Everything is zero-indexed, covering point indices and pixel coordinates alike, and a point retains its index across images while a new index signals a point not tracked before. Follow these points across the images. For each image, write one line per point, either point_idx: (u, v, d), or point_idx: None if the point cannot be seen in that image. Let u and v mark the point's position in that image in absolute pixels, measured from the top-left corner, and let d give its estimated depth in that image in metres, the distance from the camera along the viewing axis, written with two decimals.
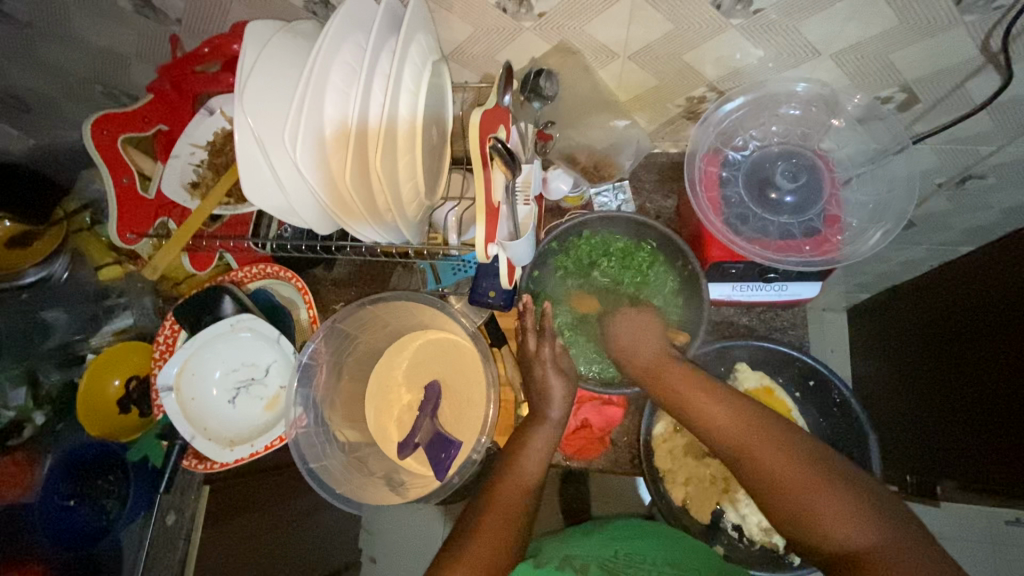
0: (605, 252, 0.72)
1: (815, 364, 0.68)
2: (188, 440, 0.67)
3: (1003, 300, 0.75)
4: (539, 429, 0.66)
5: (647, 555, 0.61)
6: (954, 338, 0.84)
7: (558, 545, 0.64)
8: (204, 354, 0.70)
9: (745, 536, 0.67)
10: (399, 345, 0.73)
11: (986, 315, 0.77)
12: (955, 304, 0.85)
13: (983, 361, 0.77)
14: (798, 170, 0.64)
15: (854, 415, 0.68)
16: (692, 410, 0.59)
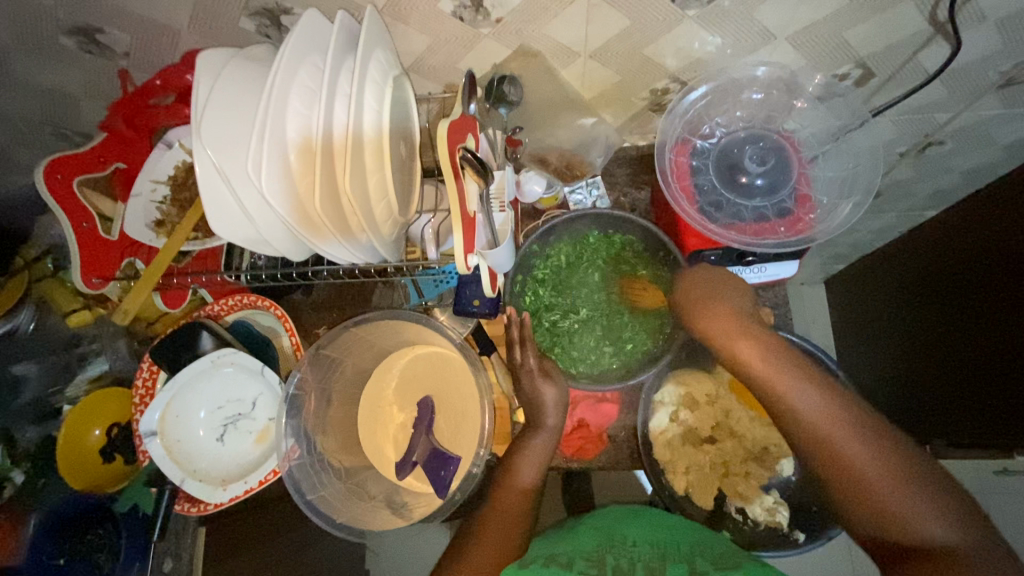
0: (582, 251, 0.73)
1: (801, 342, 0.69)
2: (178, 484, 0.65)
3: (963, 263, 0.79)
4: (534, 434, 0.66)
5: (628, 536, 0.65)
6: (921, 304, 0.88)
7: (544, 543, 0.65)
8: (188, 395, 0.67)
9: (749, 517, 0.68)
10: (387, 364, 0.71)
11: (950, 278, 0.81)
12: (920, 272, 0.89)
13: (956, 318, 0.80)
14: (765, 152, 0.65)
15: (842, 388, 0.69)
16: (752, 370, 0.55)
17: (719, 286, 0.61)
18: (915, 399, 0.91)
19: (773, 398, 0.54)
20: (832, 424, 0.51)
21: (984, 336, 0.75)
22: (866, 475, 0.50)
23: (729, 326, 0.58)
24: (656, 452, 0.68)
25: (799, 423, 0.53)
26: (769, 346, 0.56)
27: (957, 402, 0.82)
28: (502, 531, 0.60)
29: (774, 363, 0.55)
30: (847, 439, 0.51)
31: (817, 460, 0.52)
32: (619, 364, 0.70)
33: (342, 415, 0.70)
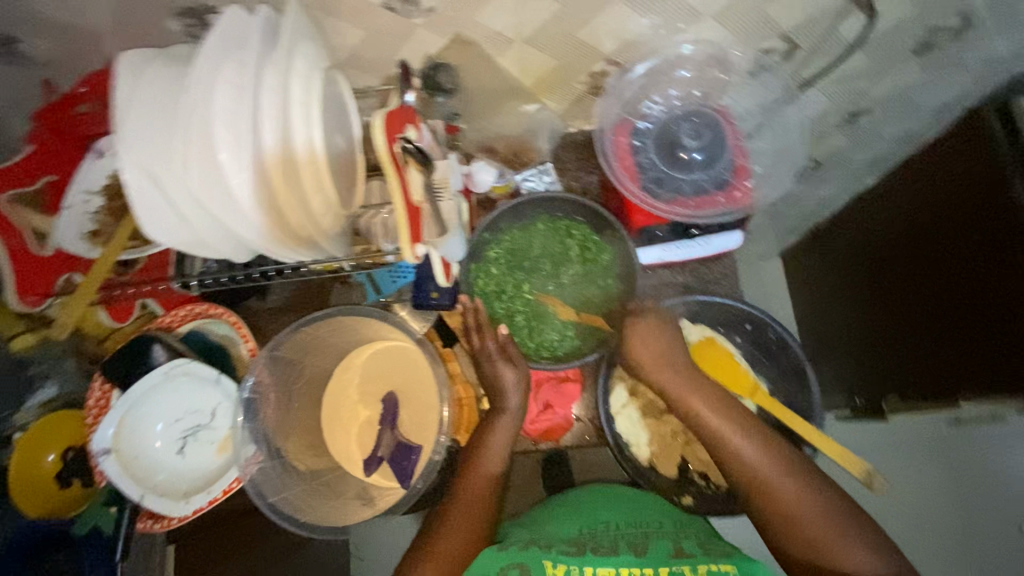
0: (534, 236, 0.73)
1: (750, 309, 0.71)
2: (137, 501, 0.63)
3: (935, 218, 0.82)
4: (495, 418, 0.67)
5: (607, 520, 0.66)
6: (887, 260, 0.92)
7: (523, 531, 0.65)
8: (143, 409, 0.66)
9: (711, 481, 0.70)
10: (347, 362, 0.71)
11: (922, 232, 0.85)
12: (887, 228, 0.93)
13: (931, 270, 0.83)
14: (699, 126, 0.65)
15: (792, 351, 0.71)
16: (708, 425, 0.64)
17: (660, 343, 0.68)
18: (879, 352, 0.96)
19: (716, 445, 0.63)
20: (764, 470, 0.61)
21: (962, 285, 0.78)
22: (799, 518, 0.58)
23: (681, 383, 0.66)
24: (617, 425, 0.71)
25: (745, 473, 0.61)
26: (716, 402, 0.65)
27: (925, 350, 0.87)
28: (468, 516, 0.62)
29: (722, 416, 0.64)
30: (781, 484, 0.60)
31: (760, 506, 0.60)
32: (579, 346, 0.71)
33: (305, 417, 0.69)
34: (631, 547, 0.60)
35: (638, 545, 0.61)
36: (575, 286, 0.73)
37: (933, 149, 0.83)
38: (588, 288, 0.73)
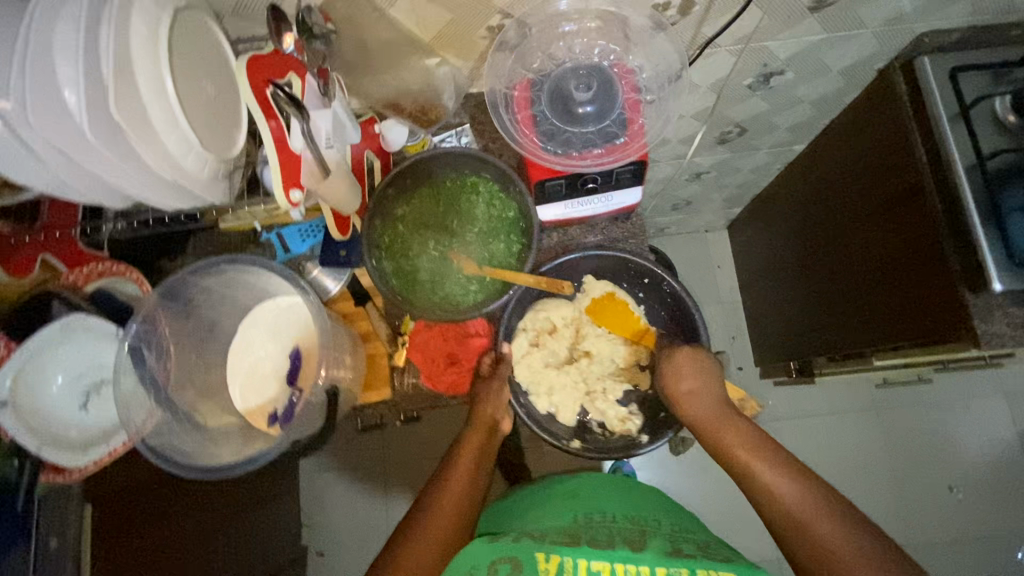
0: (439, 194, 0.74)
1: (645, 263, 0.74)
2: (34, 453, 0.63)
3: (888, 180, 0.86)
4: (476, 428, 0.72)
5: (603, 512, 0.75)
6: (853, 219, 0.97)
7: (528, 523, 0.74)
8: (42, 363, 0.66)
9: (607, 430, 0.77)
10: (251, 320, 0.70)
11: (879, 193, 0.89)
12: (849, 189, 0.97)
13: (886, 229, 0.88)
14: (589, 77, 0.66)
15: (684, 303, 0.75)
16: (750, 476, 0.64)
17: (700, 377, 0.70)
18: (847, 306, 1.02)
19: (756, 488, 0.63)
20: (808, 504, 0.60)
21: (910, 244, 0.83)
22: (841, 558, 0.55)
23: (715, 416, 0.69)
24: (518, 374, 0.76)
25: (779, 507, 0.61)
26: (762, 447, 0.66)
27: (880, 305, 0.93)
28: (453, 512, 0.64)
29: (756, 454, 0.65)
30: (825, 526, 0.58)
31: (807, 553, 0.58)
32: (476, 302, 0.72)
33: (208, 372, 0.70)
34: (627, 542, 0.67)
35: (633, 541, 0.67)
36: (480, 243, 0.73)
37: (883, 112, 0.86)
38: (493, 245, 0.73)
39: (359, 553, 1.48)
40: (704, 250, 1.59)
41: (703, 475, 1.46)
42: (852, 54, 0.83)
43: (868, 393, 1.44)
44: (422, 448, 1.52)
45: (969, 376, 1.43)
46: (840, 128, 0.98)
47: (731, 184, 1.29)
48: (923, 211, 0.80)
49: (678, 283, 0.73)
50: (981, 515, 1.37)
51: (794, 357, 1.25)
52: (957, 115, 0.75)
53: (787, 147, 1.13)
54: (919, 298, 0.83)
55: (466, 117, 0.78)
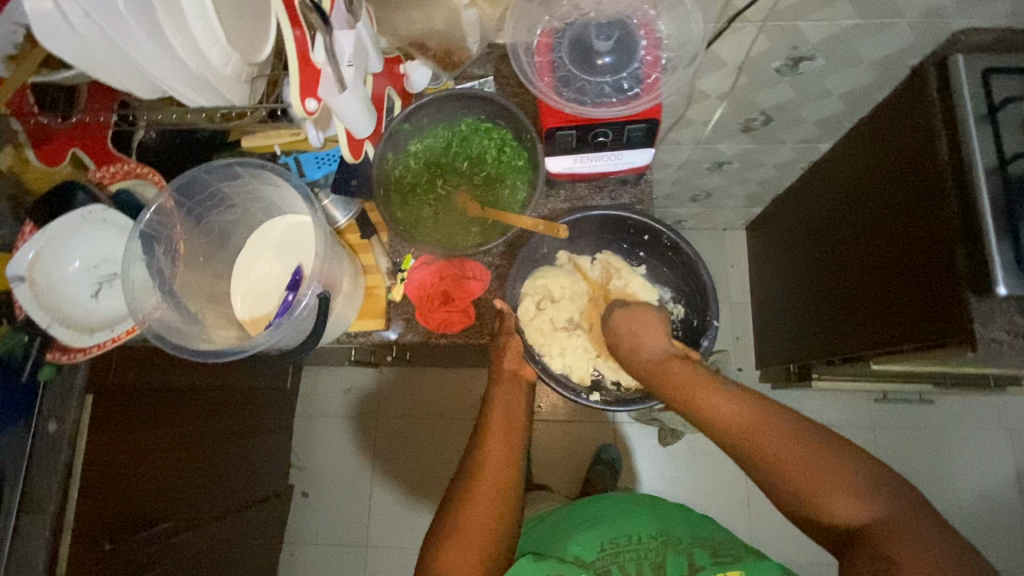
0: (454, 135, 0.76)
1: (642, 220, 0.76)
2: (45, 328, 0.68)
3: (910, 180, 0.85)
4: (502, 383, 0.73)
5: (634, 528, 0.78)
6: (869, 219, 0.95)
7: (564, 541, 0.78)
8: (61, 246, 0.70)
9: (621, 386, 0.79)
10: (262, 233, 0.74)
11: (898, 193, 0.87)
12: (869, 187, 0.96)
13: (901, 231, 0.86)
14: (610, 27, 0.67)
15: (683, 252, 0.77)
16: (701, 408, 0.66)
17: (642, 327, 0.73)
18: (853, 307, 1.01)
19: (700, 417, 0.67)
20: (755, 423, 0.64)
21: (923, 247, 0.82)
22: (794, 467, 0.61)
23: (656, 362, 0.71)
24: (530, 337, 0.76)
25: (728, 431, 0.65)
26: (707, 381, 0.68)
27: (886, 308, 0.91)
28: (497, 474, 0.68)
29: (701, 387, 0.67)
30: (768, 433, 0.63)
31: (762, 468, 0.63)
32: (477, 243, 0.73)
33: (212, 277, 0.73)
34: (652, 566, 0.72)
35: (658, 565, 0.72)
36: (490, 186, 0.76)
37: (912, 108, 0.84)
38: (501, 189, 0.75)
39: (341, 501, 1.52)
40: (719, 248, 1.57)
41: (687, 469, 1.45)
42: (886, 47, 0.82)
43: (867, 409, 1.42)
44: (415, 408, 1.54)
45: (974, 406, 1.40)
46: (867, 128, 0.96)
47: (753, 180, 1.28)
48: (940, 214, 0.78)
49: (673, 235, 0.75)
50: None
51: (794, 358, 1.25)
52: (984, 116, 0.73)
53: (812, 145, 1.12)
54: (925, 302, 0.82)
55: (490, 68, 0.80)
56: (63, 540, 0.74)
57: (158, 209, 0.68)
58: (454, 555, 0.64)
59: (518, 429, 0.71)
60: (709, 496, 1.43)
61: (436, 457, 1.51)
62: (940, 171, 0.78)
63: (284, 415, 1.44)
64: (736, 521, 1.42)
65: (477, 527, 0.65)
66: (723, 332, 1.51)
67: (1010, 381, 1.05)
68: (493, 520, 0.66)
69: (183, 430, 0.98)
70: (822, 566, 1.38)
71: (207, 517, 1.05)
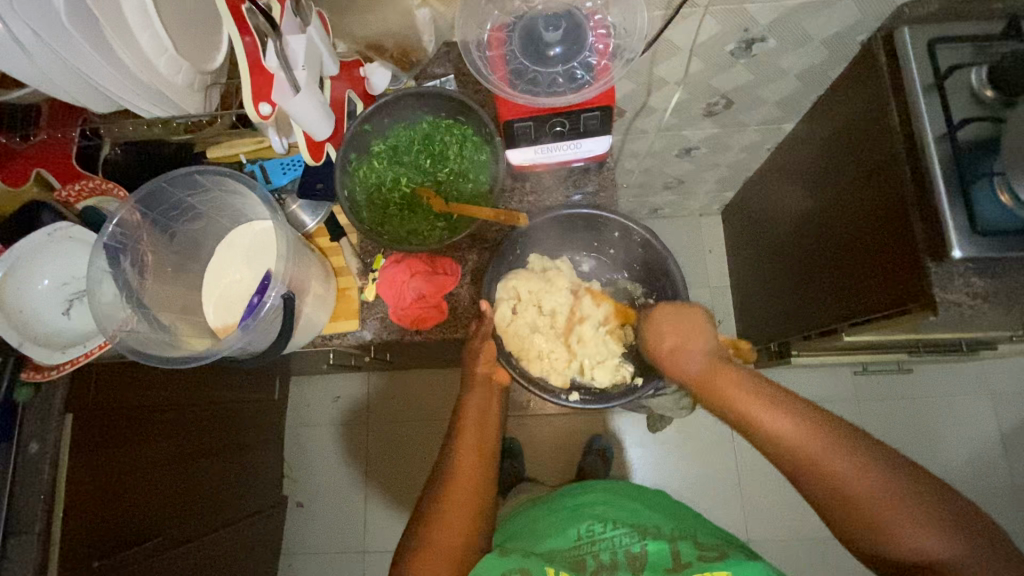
0: (415, 134, 0.77)
1: (612, 216, 0.77)
2: (15, 347, 0.68)
3: (867, 151, 0.86)
4: (476, 387, 0.75)
5: (611, 523, 0.77)
6: (833, 193, 0.97)
7: (540, 537, 0.77)
8: (28, 266, 0.71)
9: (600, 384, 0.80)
10: (229, 241, 0.74)
11: (857, 165, 0.89)
12: (830, 161, 0.97)
13: (863, 201, 0.88)
14: (558, 18, 0.68)
15: (649, 243, 0.80)
16: (758, 422, 0.63)
17: (682, 330, 0.72)
18: (825, 280, 1.02)
19: (750, 424, 0.63)
20: (825, 447, 0.59)
21: (884, 214, 0.83)
22: (858, 490, 0.57)
23: (705, 363, 0.69)
24: (505, 340, 0.77)
25: (788, 447, 0.61)
26: (760, 389, 0.65)
27: (856, 279, 0.92)
28: (473, 467, 0.69)
29: (754, 399, 0.64)
30: (841, 458, 0.58)
31: (828, 496, 0.58)
32: (444, 237, 0.74)
33: (184, 287, 0.74)
34: (627, 554, 0.71)
35: (633, 552, 0.71)
36: (453, 182, 0.77)
37: (864, 81, 0.86)
38: (465, 184, 0.77)
39: (335, 509, 1.52)
40: (695, 233, 1.59)
41: (678, 454, 1.47)
42: (835, 23, 0.84)
43: (850, 383, 1.44)
44: (405, 412, 1.55)
45: (954, 373, 1.42)
46: (825, 106, 0.98)
47: (722, 165, 1.30)
48: (896, 180, 0.80)
49: (641, 229, 0.78)
50: None
51: (773, 338, 1.27)
52: (931, 85, 0.75)
53: (776, 126, 1.14)
54: (891, 267, 0.83)
55: (449, 68, 0.82)
56: (53, 556, 0.74)
57: (123, 222, 0.68)
58: (432, 552, 0.64)
59: (491, 430, 0.73)
60: (701, 481, 1.45)
61: (428, 459, 1.52)
62: (893, 138, 0.79)
63: (273, 426, 1.44)
64: (728, 504, 1.43)
65: (457, 521, 0.66)
66: None
67: (983, 345, 1.08)
68: (468, 516, 0.66)
69: (168, 445, 0.98)
70: (815, 540, 1.40)
71: (197, 530, 1.05)
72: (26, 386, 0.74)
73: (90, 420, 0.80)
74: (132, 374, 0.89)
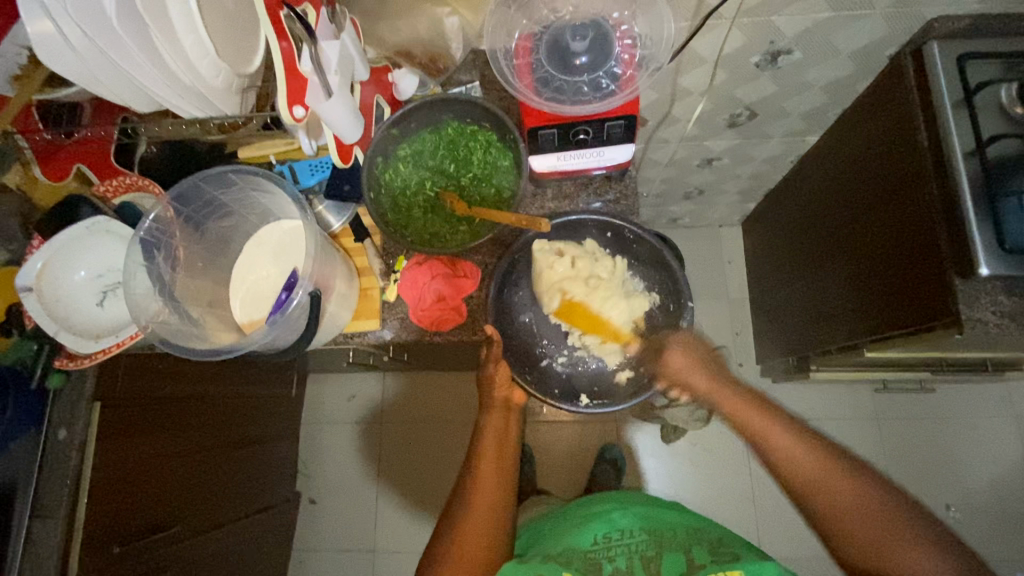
0: (438, 138, 0.78)
1: (598, 216, 0.78)
2: (52, 335, 0.71)
3: (895, 165, 0.85)
4: (493, 410, 0.77)
5: (624, 529, 0.77)
6: (858, 207, 0.96)
7: (552, 542, 0.76)
8: (67, 257, 0.74)
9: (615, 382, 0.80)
10: (257, 240, 0.76)
11: (884, 179, 0.88)
12: (856, 176, 0.96)
13: (890, 216, 0.87)
14: (585, 28, 0.70)
15: (648, 243, 0.79)
16: (772, 441, 0.71)
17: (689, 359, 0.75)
18: (849, 295, 1.00)
19: (765, 447, 0.72)
20: (819, 468, 0.69)
21: (912, 228, 0.81)
22: (853, 509, 0.66)
23: (721, 385, 0.76)
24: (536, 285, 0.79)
25: (793, 467, 0.69)
26: (775, 415, 0.73)
27: (880, 293, 0.91)
28: (493, 486, 0.72)
29: (775, 421, 0.72)
30: (840, 482, 0.67)
31: (824, 521, 0.67)
32: (465, 241, 0.75)
33: (212, 282, 0.76)
34: (644, 561, 0.72)
35: (650, 560, 0.72)
36: (475, 188, 0.78)
37: (894, 95, 0.85)
38: (488, 189, 0.78)
39: (347, 507, 1.53)
40: (715, 244, 1.58)
41: (691, 467, 1.45)
42: (862, 37, 0.83)
43: (869, 399, 1.41)
44: (418, 413, 1.56)
45: (978, 394, 1.39)
46: (851, 120, 0.98)
47: (744, 176, 1.29)
48: (924, 196, 0.79)
49: (633, 227, 0.77)
50: (979, 540, 1.32)
51: (791, 352, 1.25)
52: (960, 100, 0.74)
53: (800, 138, 1.13)
54: (918, 283, 0.81)
55: (475, 75, 0.83)
56: (74, 543, 0.76)
57: (158, 218, 0.71)
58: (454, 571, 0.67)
59: (510, 453, 0.75)
60: (713, 493, 1.43)
61: (439, 461, 1.53)
62: (923, 154, 0.78)
63: (290, 422, 1.47)
64: (740, 519, 1.41)
65: (475, 543, 0.68)
66: (722, 327, 1.52)
67: (1009, 366, 1.05)
68: (491, 538, 0.69)
69: (192, 438, 1.00)
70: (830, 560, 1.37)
71: (214, 524, 1.06)
72: (58, 373, 0.76)
73: (114, 412, 0.81)
74: (161, 365, 0.91)
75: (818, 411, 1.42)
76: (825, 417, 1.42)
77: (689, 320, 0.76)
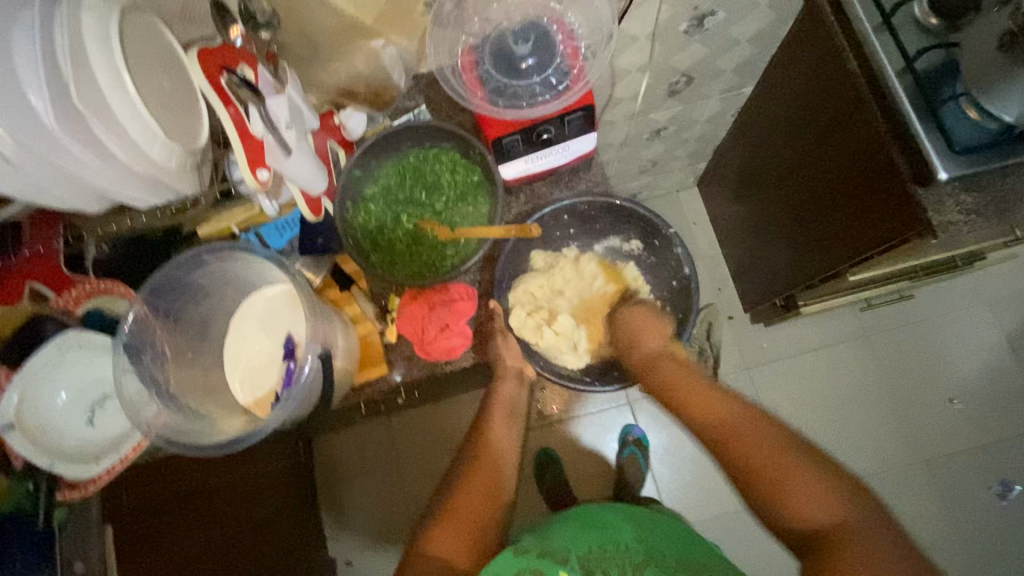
0: (400, 171, 0.77)
1: (562, 202, 0.79)
2: (48, 469, 0.67)
3: (831, 99, 0.89)
4: (498, 407, 0.82)
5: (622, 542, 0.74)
6: (807, 144, 1.00)
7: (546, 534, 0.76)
8: (42, 385, 0.68)
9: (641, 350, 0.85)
10: (241, 316, 0.71)
11: (824, 114, 0.92)
12: (798, 116, 1.00)
13: (839, 147, 0.91)
14: (526, 31, 0.71)
15: (611, 208, 0.81)
16: (686, 407, 0.79)
17: (646, 328, 0.82)
18: (818, 229, 1.05)
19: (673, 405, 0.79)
20: (786, 459, 0.69)
21: (862, 153, 0.86)
22: (762, 457, 0.71)
23: (659, 350, 0.81)
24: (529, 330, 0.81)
25: (703, 420, 0.77)
26: (697, 385, 0.80)
27: (848, 220, 0.95)
28: (493, 463, 0.78)
29: (695, 389, 0.80)
30: (747, 435, 0.73)
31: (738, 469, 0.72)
32: (453, 265, 0.75)
33: (204, 370, 0.72)
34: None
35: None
36: (450, 210, 0.77)
37: (816, 34, 0.89)
38: (464, 208, 0.77)
39: (385, 560, 1.48)
40: (678, 209, 1.62)
41: None
42: None
43: (857, 319, 1.48)
44: (433, 445, 1.52)
45: (951, 288, 1.47)
46: (780, 64, 1.02)
47: (691, 138, 1.33)
48: (867, 121, 0.83)
49: (589, 197, 0.79)
50: (985, 423, 1.40)
51: (776, 293, 1.30)
52: (880, 24, 0.79)
53: (736, 92, 1.17)
54: (881, 203, 0.86)
55: (420, 99, 0.81)
56: None
57: (136, 318, 0.67)
58: (448, 530, 0.71)
59: (512, 444, 0.82)
60: None
61: None
62: (856, 83, 0.83)
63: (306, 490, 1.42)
64: None
65: (476, 510, 0.73)
66: (704, 286, 1.56)
67: (976, 257, 1.12)
68: (478, 522, 0.73)
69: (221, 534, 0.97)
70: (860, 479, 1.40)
71: None
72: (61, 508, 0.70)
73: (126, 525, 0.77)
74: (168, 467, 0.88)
75: (813, 343, 1.48)
76: (821, 346, 1.48)
77: (680, 242, 0.82)
